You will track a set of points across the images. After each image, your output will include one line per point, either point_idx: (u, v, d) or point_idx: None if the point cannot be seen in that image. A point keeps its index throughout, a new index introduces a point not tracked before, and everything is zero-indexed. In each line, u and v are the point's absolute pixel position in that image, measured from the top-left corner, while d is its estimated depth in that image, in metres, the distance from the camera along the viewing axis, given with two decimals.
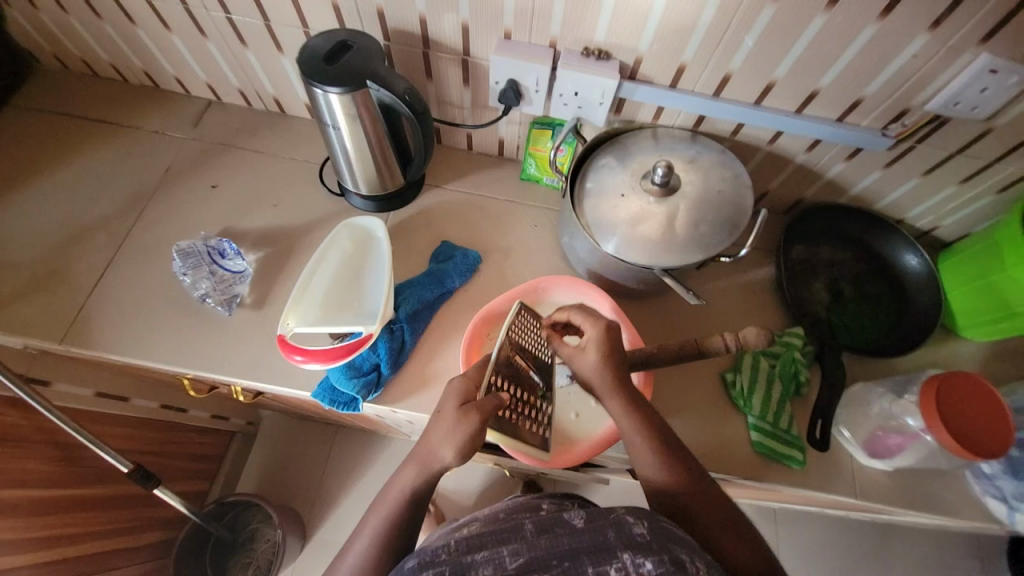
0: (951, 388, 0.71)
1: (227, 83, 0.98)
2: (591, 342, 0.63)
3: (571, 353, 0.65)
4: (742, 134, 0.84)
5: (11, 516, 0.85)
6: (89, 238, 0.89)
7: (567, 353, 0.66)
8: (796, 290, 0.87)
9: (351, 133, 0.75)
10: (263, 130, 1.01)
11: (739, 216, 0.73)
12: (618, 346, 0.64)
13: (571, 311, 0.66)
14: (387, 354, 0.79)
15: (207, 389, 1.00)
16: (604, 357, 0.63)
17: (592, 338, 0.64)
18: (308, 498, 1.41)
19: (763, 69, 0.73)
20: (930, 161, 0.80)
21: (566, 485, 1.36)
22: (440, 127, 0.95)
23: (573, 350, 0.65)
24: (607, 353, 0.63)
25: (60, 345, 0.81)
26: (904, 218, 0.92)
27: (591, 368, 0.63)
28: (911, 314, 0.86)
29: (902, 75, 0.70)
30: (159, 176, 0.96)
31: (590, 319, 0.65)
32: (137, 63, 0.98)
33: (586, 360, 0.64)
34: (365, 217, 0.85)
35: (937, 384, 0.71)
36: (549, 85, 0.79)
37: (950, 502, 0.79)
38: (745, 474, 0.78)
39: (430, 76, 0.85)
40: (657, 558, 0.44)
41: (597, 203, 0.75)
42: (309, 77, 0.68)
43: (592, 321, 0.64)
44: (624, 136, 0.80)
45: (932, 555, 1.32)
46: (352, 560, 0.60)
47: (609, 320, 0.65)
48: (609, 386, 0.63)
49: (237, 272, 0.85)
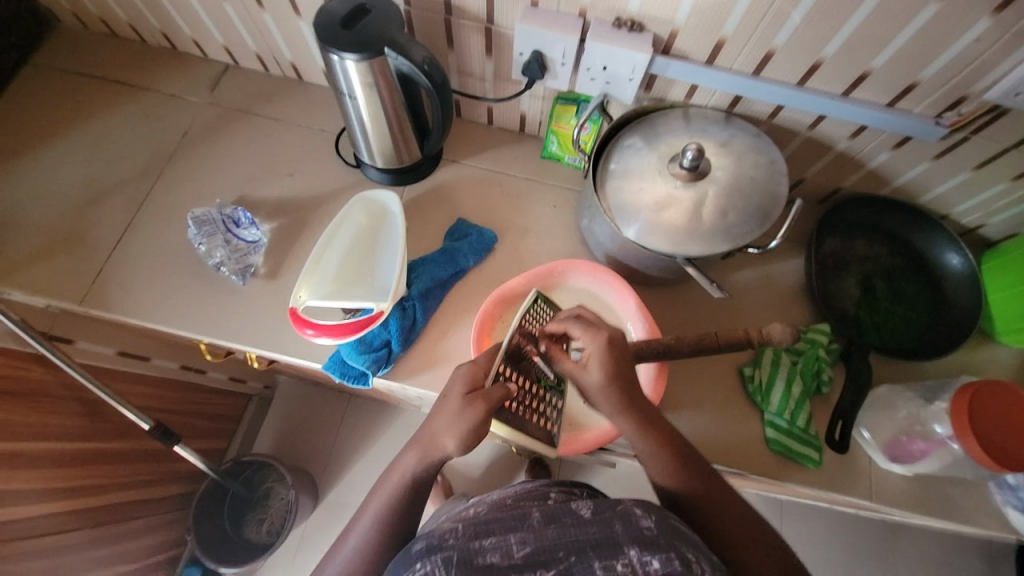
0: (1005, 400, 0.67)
1: (243, 46, 0.95)
2: (592, 357, 0.60)
3: (571, 369, 0.62)
4: (781, 117, 0.79)
5: (36, 466, 0.89)
6: (108, 201, 0.90)
7: (567, 367, 0.62)
8: (825, 285, 0.84)
9: (366, 102, 0.72)
10: (279, 96, 0.99)
11: (771, 205, 0.69)
12: (621, 356, 0.61)
13: (569, 323, 0.63)
14: (397, 331, 0.78)
15: (224, 354, 1.01)
16: (609, 376, 0.59)
17: (594, 350, 0.61)
18: (319, 463, 1.45)
19: (809, 47, 0.67)
20: (983, 155, 0.74)
21: (572, 464, 1.37)
22: (459, 99, 0.92)
23: (574, 366, 0.61)
24: (611, 369, 0.59)
25: (80, 307, 0.83)
26: (948, 214, 0.86)
27: (595, 383, 0.60)
28: (946, 317, 0.81)
29: (961, 60, 0.64)
30: (176, 140, 0.95)
31: (589, 332, 0.62)
32: (154, 23, 0.96)
33: (589, 376, 0.60)
34: (380, 191, 0.83)
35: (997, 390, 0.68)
36: (576, 57, 0.75)
37: (965, 510, 0.77)
38: (756, 472, 0.77)
39: (451, 45, 0.81)
40: (664, 556, 0.44)
41: (620, 185, 0.72)
42: (325, 43, 0.65)
43: (591, 335, 0.61)
44: (653, 115, 0.76)
45: (937, 557, 1.31)
46: (361, 535, 0.61)
47: (611, 331, 0.61)
48: (614, 399, 0.60)
49: (251, 241, 0.85)
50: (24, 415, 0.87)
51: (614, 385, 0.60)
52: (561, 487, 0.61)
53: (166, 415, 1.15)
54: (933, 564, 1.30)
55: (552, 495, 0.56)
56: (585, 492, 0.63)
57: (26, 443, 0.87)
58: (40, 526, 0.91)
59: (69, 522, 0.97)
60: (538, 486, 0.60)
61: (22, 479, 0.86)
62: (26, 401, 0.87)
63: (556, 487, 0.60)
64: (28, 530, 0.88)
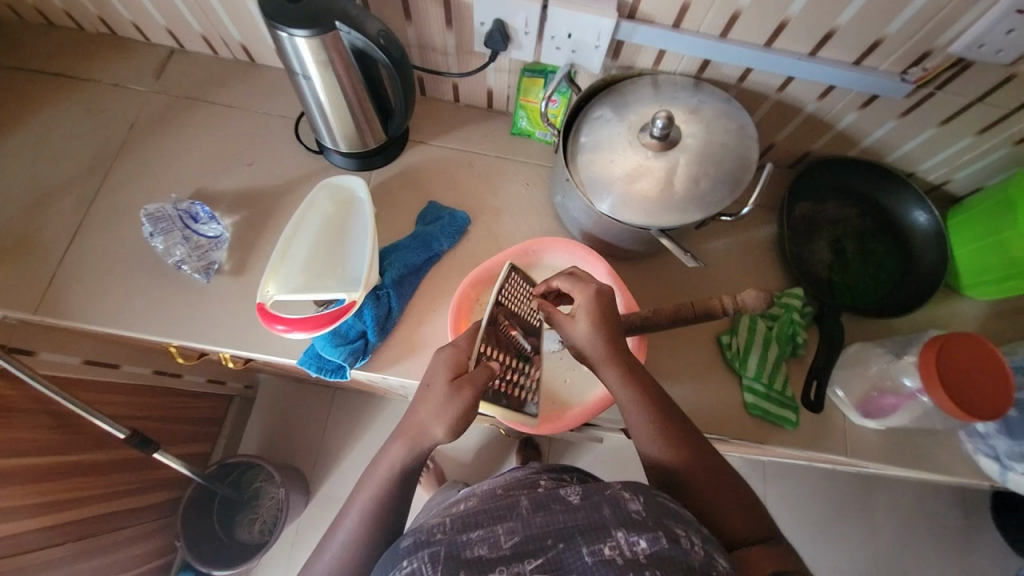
0: (970, 351, 0.69)
1: (187, 28, 0.89)
2: (581, 306, 0.61)
3: (560, 321, 0.62)
4: (750, 81, 0.78)
5: (11, 483, 0.85)
6: (55, 202, 0.84)
7: (557, 321, 0.63)
8: (799, 250, 0.84)
9: (323, 82, 0.68)
10: (231, 81, 0.94)
11: (742, 171, 0.68)
12: (610, 310, 0.62)
13: (559, 278, 0.66)
14: (373, 320, 0.76)
15: (197, 355, 0.98)
16: (596, 323, 0.60)
17: (582, 303, 0.62)
18: (308, 459, 1.43)
19: (774, 6, 0.66)
20: (947, 110, 0.75)
21: (561, 442, 1.39)
22: (423, 76, 0.88)
23: (564, 318, 0.62)
24: (599, 321, 0.61)
25: (35, 316, 0.78)
26: (915, 171, 0.87)
27: (583, 337, 0.61)
28: (915, 274, 0.83)
29: (926, 13, 0.63)
30: (124, 134, 0.89)
31: (579, 285, 0.63)
32: (86, 6, 0.89)
33: (577, 327, 0.61)
34: (346, 177, 0.80)
35: (969, 342, 0.70)
36: (540, 26, 0.72)
37: (937, 457, 0.80)
38: (740, 436, 0.78)
39: (409, 18, 0.77)
40: (652, 535, 0.45)
41: (592, 158, 0.70)
42: (272, 19, 0.61)
43: (580, 286, 0.63)
44: (621, 84, 0.74)
45: (912, 503, 1.37)
46: (350, 529, 0.60)
47: (600, 284, 0.63)
48: (603, 348, 0.60)
49: (213, 237, 0.81)
50: None
51: (604, 335, 0.60)
52: (550, 473, 0.62)
53: (141, 421, 1.12)
54: (908, 509, 1.37)
55: (542, 483, 0.56)
56: (573, 477, 0.63)
57: None
58: (25, 541, 0.89)
59: (51, 537, 0.94)
60: (527, 474, 0.60)
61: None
62: None
63: (546, 474, 0.60)
64: (13, 546, 0.86)
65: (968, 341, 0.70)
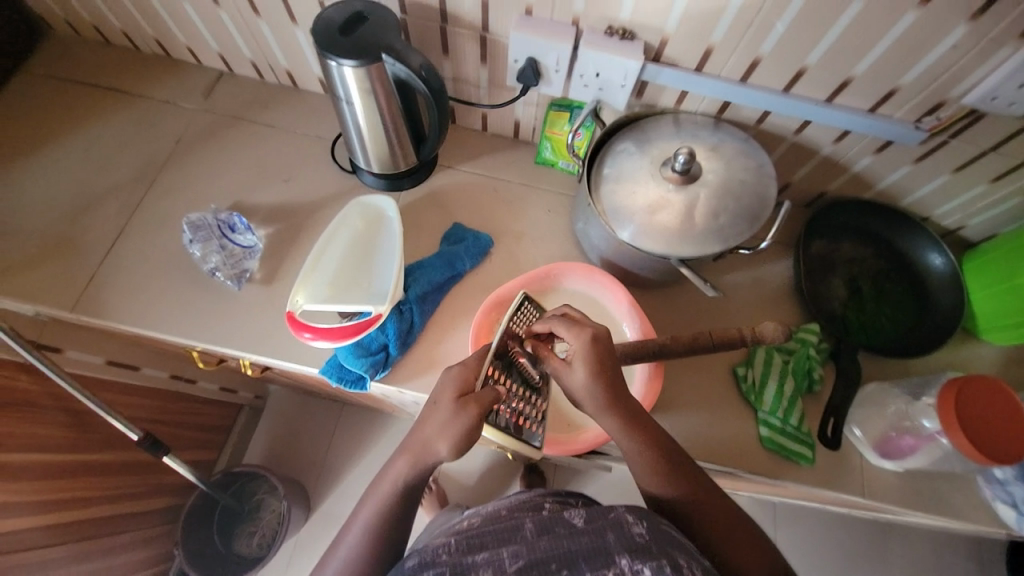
0: (988, 393, 0.69)
1: (239, 53, 0.96)
2: (577, 354, 0.59)
3: (556, 367, 0.61)
4: (768, 123, 0.81)
5: (21, 478, 0.86)
6: (101, 207, 0.89)
7: (553, 367, 0.62)
8: (814, 286, 0.86)
9: (363, 107, 0.73)
10: (274, 103, 1.00)
11: (760, 207, 0.71)
12: (607, 355, 0.60)
13: (554, 323, 0.63)
14: (395, 334, 0.78)
15: (217, 362, 1.00)
16: (591, 372, 0.59)
17: (578, 348, 0.60)
18: (313, 473, 1.43)
19: (793, 55, 0.70)
20: (962, 158, 0.77)
21: (567, 470, 1.37)
22: (454, 106, 0.93)
23: (560, 364, 0.61)
24: (594, 369, 0.59)
25: (71, 314, 0.82)
26: (929, 215, 0.89)
27: (580, 384, 0.60)
28: (930, 316, 0.84)
29: (939, 66, 0.67)
30: (171, 147, 0.95)
31: (574, 329, 0.61)
32: (148, 30, 0.96)
33: (573, 376, 0.60)
34: (377, 196, 0.84)
35: (987, 387, 0.69)
36: (569, 65, 0.77)
37: (953, 504, 0.78)
38: (752, 471, 0.78)
39: (446, 52, 0.83)
40: (655, 562, 0.44)
41: (614, 189, 0.73)
42: (323, 49, 0.66)
43: (575, 332, 0.61)
44: (645, 120, 0.77)
45: (929, 556, 1.32)
46: (359, 541, 0.61)
47: (596, 328, 0.61)
48: (599, 398, 0.60)
49: (247, 247, 0.85)
50: (12, 425, 0.85)
51: (599, 382, 0.59)
52: (555, 497, 0.61)
53: (154, 424, 1.13)
54: (924, 562, 1.32)
55: (546, 506, 0.56)
56: (579, 501, 0.63)
57: (12, 454, 0.85)
58: (30, 538, 0.89)
59: (52, 537, 0.94)
60: (532, 496, 0.60)
61: (10, 492, 0.85)
62: (13, 411, 0.85)
63: (551, 497, 0.60)
64: (17, 543, 0.86)
65: (988, 386, 0.70)
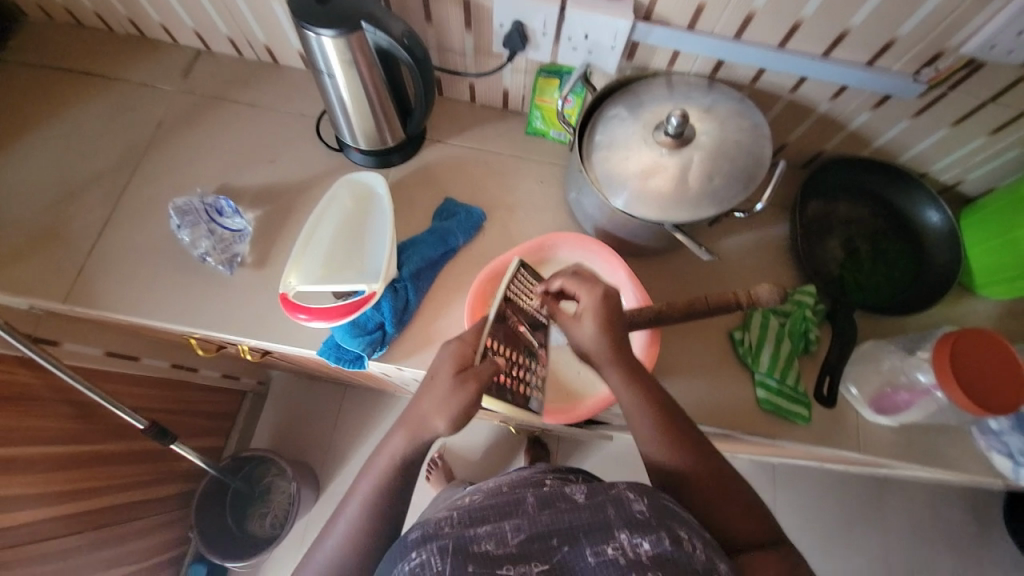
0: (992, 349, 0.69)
1: (215, 30, 0.92)
2: (588, 309, 0.61)
3: (566, 323, 0.63)
4: (763, 81, 0.79)
5: (28, 471, 0.87)
6: (85, 196, 0.87)
7: (563, 322, 0.64)
8: (811, 249, 0.85)
9: (346, 80, 0.70)
10: (255, 81, 0.96)
11: (755, 169, 0.69)
12: (616, 312, 0.62)
13: (565, 277, 0.65)
14: (391, 312, 0.78)
15: (216, 348, 1.00)
16: (602, 326, 0.61)
17: (589, 304, 0.62)
18: (320, 454, 1.45)
19: (788, 7, 0.67)
20: (962, 110, 0.75)
21: (570, 441, 1.39)
22: (440, 77, 0.91)
23: (569, 319, 0.63)
24: (605, 324, 0.61)
25: (64, 305, 0.81)
26: (927, 172, 0.88)
27: (589, 337, 0.62)
28: (927, 273, 0.83)
29: (938, 15, 0.64)
30: (152, 132, 0.92)
31: (585, 287, 0.63)
32: (119, 9, 0.92)
33: (584, 329, 0.62)
34: (365, 173, 0.82)
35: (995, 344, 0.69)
36: (557, 27, 0.74)
37: (947, 456, 0.80)
38: (750, 432, 0.79)
39: (429, 19, 0.79)
40: (654, 536, 0.46)
41: (607, 156, 0.72)
42: (300, 19, 0.64)
43: (588, 289, 0.62)
44: (637, 83, 0.75)
45: (923, 508, 1.36)
46: (365, 516, 0.62)
47: (607, 286, 0.63)
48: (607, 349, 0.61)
49: (236, 230, 0.83)
50: (17, 418, 0.86)
51: (608, 336, 0.61)
52: (556, 473, 0.62)
53: (159, 413, 1.14)
54: (919, 514, 1.36)
55: (546, 481, 0.57)
56: (578, 477, 0.63)
57: (19, 447, 0.85)
58: (38, 530, 0.89)
59: (65, 526, 0.95)
60: (532, 473, 0.60)
61: (19, 484, 0.86)
62: (16, 404, 0.86)
63: (551, 474, 0.60)
64: (25, 535, 0.87)
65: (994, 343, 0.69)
